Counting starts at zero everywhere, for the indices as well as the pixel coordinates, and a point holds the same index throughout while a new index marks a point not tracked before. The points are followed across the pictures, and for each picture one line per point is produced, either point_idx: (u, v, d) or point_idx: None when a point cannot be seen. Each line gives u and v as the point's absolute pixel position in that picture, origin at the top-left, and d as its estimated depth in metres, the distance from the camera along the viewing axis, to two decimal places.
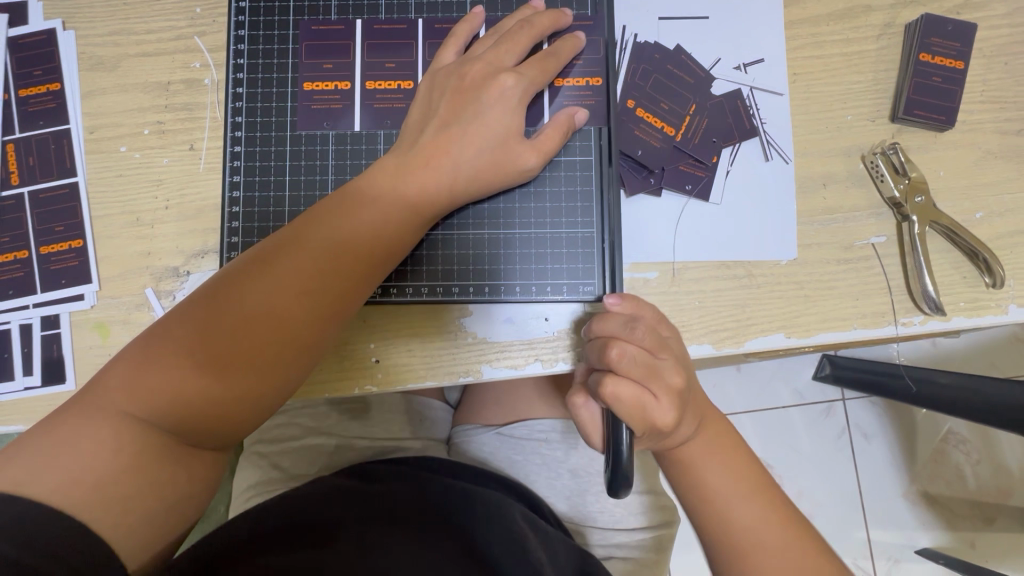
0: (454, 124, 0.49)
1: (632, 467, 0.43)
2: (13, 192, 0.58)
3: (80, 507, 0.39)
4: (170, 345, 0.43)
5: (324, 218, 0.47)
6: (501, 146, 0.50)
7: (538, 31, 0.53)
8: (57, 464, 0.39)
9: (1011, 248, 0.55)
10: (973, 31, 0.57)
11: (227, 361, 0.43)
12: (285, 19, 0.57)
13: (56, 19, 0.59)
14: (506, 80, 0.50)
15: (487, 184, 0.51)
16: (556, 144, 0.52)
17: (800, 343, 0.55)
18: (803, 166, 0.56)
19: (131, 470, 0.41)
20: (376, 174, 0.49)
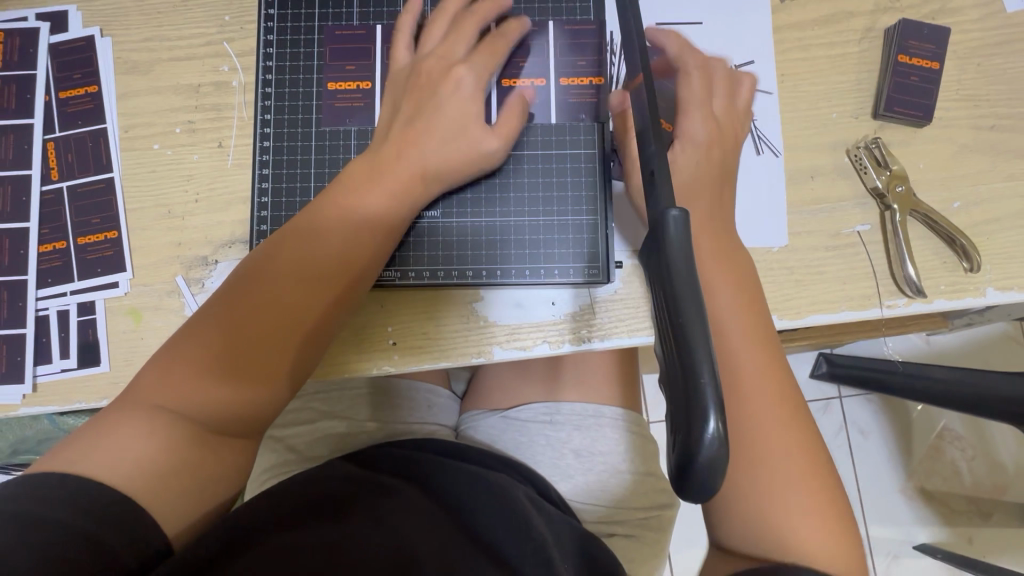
0: (419, 118, 0.53)
1: (723, 463, 0.28)
2: (52, 187, 0.61)
3: (127, 483, 0.43)
4: (187, 344, 0.48)
5: (311, 217, 0.52)
6: (463, 131, 0.54)
7: (481, 18, 0.57)
8: (104, 449, 0.44)
9: (988, 235, 0.59)
10: (947, 35, 0.61)
11: (235, 346, 0.47)
12: (310, 26, 0.62)
13: (95, 27, 0.63)
14: (459, 71, 0.54)
15: (465, 164, 0.54)
16: (515, 127, 0.56)
17: (792, 324, 0.58)
18: (791, 159, 0.60)
19: (170, 450, 0.45)
20: (352, 171, 0.54)
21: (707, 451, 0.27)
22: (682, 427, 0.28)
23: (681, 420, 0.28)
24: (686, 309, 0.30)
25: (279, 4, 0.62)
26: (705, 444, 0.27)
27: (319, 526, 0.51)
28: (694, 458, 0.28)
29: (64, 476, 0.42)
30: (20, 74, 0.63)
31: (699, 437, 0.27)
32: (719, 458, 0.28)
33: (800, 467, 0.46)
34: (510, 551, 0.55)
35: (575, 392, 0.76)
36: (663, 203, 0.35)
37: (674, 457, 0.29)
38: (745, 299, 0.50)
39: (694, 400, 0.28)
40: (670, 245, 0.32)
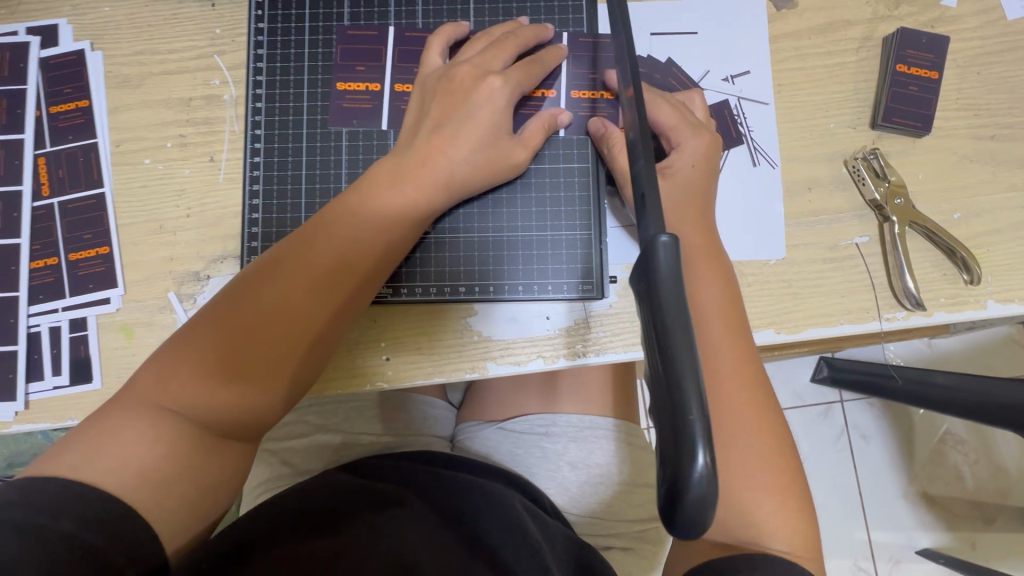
0: (447, 125, 0.52)
1: (710, 502, 0.28)
2: (43, 203, 0.61)
3: (126, 491, 0.42)
4: (193, 344, 0.46)
5: (329, 217, 0.50)
6: (491, 145, 0.53)
7: (522, 41, 0.57)
8: (105, 455, 0.43)
9: (988, 247, 0.58)
10: (946, 43, 0.61)
11: (247, 351, 0.46)
12: (300, 39, 0.61)
13: (85, 41, 0.63)
14: (493, 82, 0.54)
15: (483, 179, 0.54)
16: (541, 139, 0.56)
17: (789, 338, 0.57)
18: (788, 171, 0.60)
19: (171, 457, 0.44)
20: (375, 175, 0.52)
21: (695, 490, 0.27)
22: (670, 463, 0.28)
23: (671, 456, 0.28)
24: (674, 340, 0.30)
25: (268, 17, 0.62)
26: (694, 481, 0.27)
27: (313, 544, 0.51)
28: (684, 496, 0.27)
29: (63, 484, 0.41)
30: (10, 89, 0.62)
31: (689, 475, 0.27)
32: (708, 497, 0.27)
33: (779, 477, 0.47)
34: (509, 554, 0.54)
35: (571, 404, 0.75)
36: (651, 228, 0.35)
37: (663, 494, 0.28)
38: (727, 312, 0.50)
39: (682, 436, 0.27)
40: (659, 271, 0.32)
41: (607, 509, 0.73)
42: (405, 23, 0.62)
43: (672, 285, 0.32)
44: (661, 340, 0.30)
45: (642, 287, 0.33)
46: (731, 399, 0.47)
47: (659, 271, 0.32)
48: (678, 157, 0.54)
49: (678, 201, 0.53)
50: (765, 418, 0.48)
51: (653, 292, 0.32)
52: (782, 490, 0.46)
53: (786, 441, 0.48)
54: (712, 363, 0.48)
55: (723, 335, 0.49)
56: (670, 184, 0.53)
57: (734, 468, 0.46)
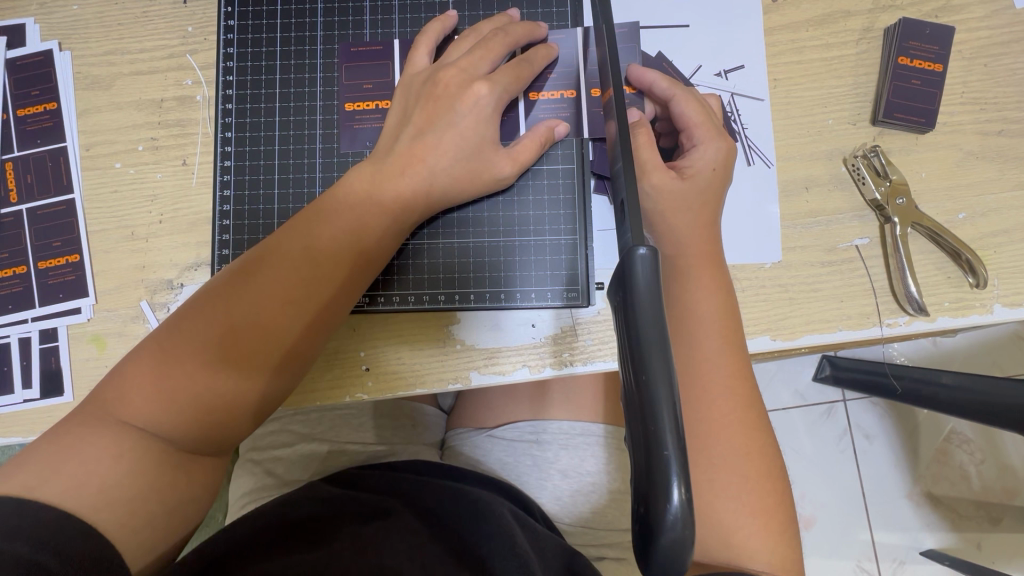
0: (429, 133, 0.50)
1: (687, 545, 0.27)
2: (12, 210, 0.59)
3: (86, 509, 0.40)
4: (160, 356, 0.44)
5: (305, 225, 0.48)
6: (475, 154, 0.51)
7: (512, 39, 0.53)
8: (65, 472, 0.40)
9: (995, 248, 0.55)
10: (951, 34, 0.58)
11: (212, 367, 0.44)
12: (272, 37, 0.59)
13: (52, 41, 0.61)
14: (480, 89, 0.50)
15: (465, 190, 0.51)
16: (534, 155, 0.53)
17: (786, 345, 0.55)
18: (785, 170, 0.57)
19: (135, 474, 0.42)
20: (353, 180, 0.50)
21: (671, 529, 0.27)
22: (646, 499, 0.28)
23: (647, 491, 0.28)
24: (651, 368, 0.28)
25: (239, 15, 0.59)
26: (670, 520, 0.27)
27: (291, 558, 0.48)
28: (659, 534, 0.27)
29: (20, 503, 0.39)
30: None
31: (664, 514, 0.27)
32: (683, 536, 0.27)
33: (762, 496, 0.45)
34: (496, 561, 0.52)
35: (562, 410, 0.73)
36: (631, 241, 0.33)
37: (639, 529, 0.28)
38: (724, 326, 0.48)
39: (659, 474, 0.27)
40: (636, 289, 0.30)
41: (599, 518, 0.70)
42: (380, 19, 0.59)
43: (651, 308, 0.30)
44: (638, 371, 0.29)
45: (619, 300, 0.31)
46: (714, 417, 0.46)
47: (637, 291, 0.30)
48: (698, 157, 0.52)
49: (679, 204, 0.50)
50: (749, 435, 0.46)
51: (630, 314, 0.30)
52: (765, 510, 0.45)
53: (770, 459, 0.47)
54: (701, 378, 0.47)
55: (717, 349, 0.48)
56: (688, 187, 0.51)
57: (717, 486, 0.45)
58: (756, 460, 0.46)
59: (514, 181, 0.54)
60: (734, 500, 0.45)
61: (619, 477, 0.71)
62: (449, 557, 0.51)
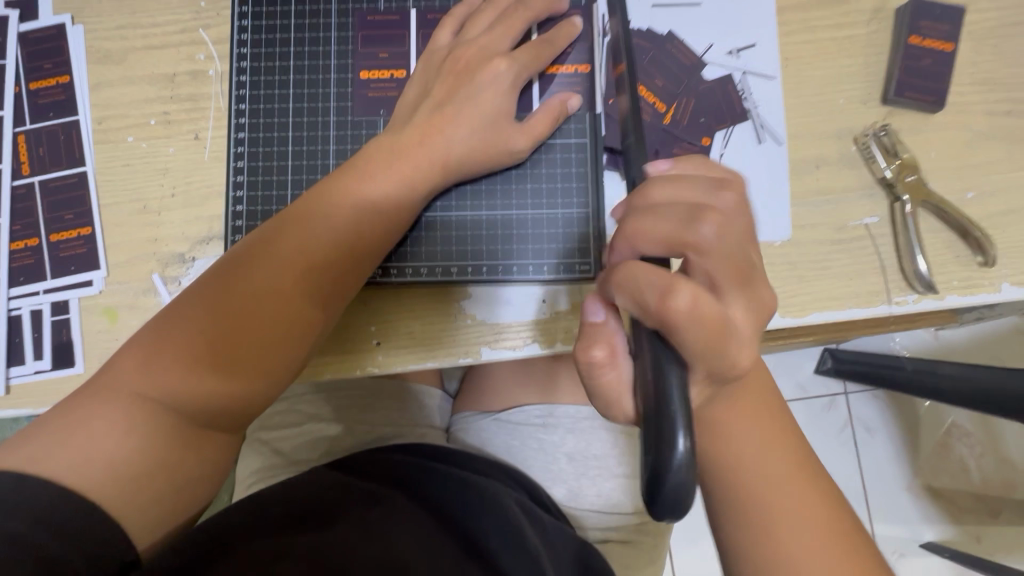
0: (448, 105, 0.50)
1: (691, 488, 0.28)
2: (23, 182, 0.59)
3: (92, 488, 0.40)
4: (181, 325, 0.44)
5: (321, 197, 0.48)
6: (493, 127, 0.51)
7: (532, 14, 0.54)
8: (76, 445, 0.40)
9: (1003, 228, 0.56)
10: (961, 15, 0.58)
11: (232, 335, 0.44)
12: (287, 10, 0.59)
13: (65, 15, 0.61)
14: (499, 64, 0.51)
15: (482, 163, 0.52)
16: (547, 127, 0.53)
17: (795, 322, 0.55)
18: (796, 148, 0.57)
19: (143, 453, 0.42)
20: (371, 153, 0.50)
21: (679, 471, 0.28)
22: (652, 440, 0.29)
23: (656, 437, 0.29)
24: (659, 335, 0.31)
25: None
26: (678, 465, 0.28)
27: (296, 536, 0.47)
28: (664, 479, 0.28)
29: (21, 481, 0.38)
30: None
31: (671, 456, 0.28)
32: (687, 480, 0.28)
33: (798, 463, 0.42)
34: (502, 556, 0.51)
35: (570, 393, 0.73)
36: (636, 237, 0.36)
37: (646, 471, 0.29)
38: None
39: (668, 418, 0.28)
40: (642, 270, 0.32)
41: (603, 500, 0.71)
42: None
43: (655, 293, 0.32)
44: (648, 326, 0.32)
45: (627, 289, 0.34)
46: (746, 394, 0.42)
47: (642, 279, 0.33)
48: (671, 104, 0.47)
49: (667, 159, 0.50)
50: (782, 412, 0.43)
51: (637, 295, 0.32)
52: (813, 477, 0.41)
53: None
54: None
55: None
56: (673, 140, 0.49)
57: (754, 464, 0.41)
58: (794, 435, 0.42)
59: (528, 155, 0.55)
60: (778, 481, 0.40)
61: (625, 461, 0.71)
62: (454, 548, 0.51)
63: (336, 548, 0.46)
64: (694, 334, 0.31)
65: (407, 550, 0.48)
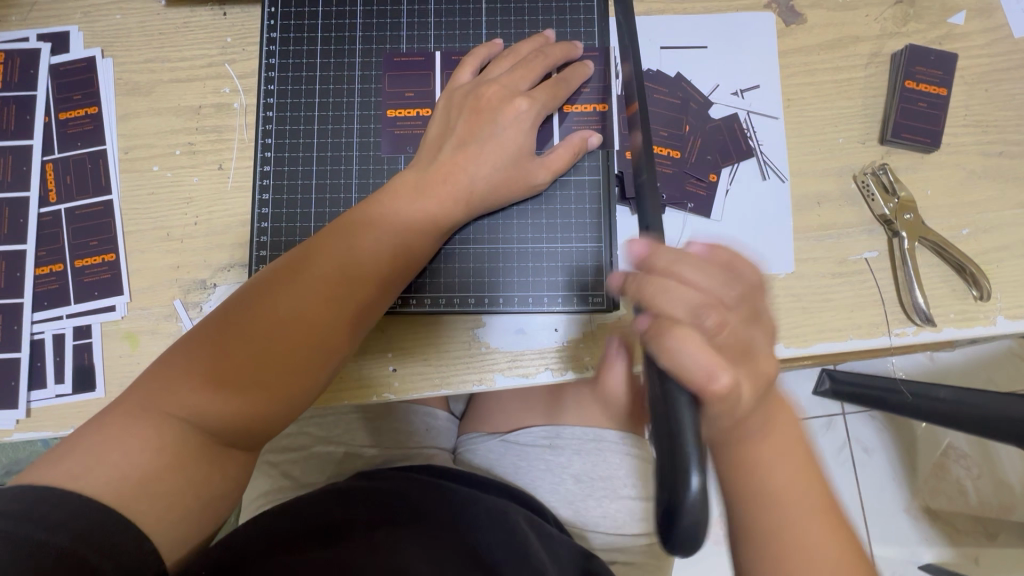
0: (470, 142, 0.52)
1: (700, 529, 0.29)
2: (50, 209, 0.61)
3: (124, 503, 0.40)
4: (211, 349, 0.45)
5: (349, 228, 0.50)
6: (512, 163, 0.53)
7: (550, 61, 0.57)
8: (109, 461, 0.41)
9: (997, 264, 0.58)
10: (954, 61, 0.61)
11: (261, 360, 0.45)
12: (312, 48, 0.61)
13: (95, 48, 0.63)
14: (520, 104, 0.53)
15: (500, 197, 0.54)
16: (566, 163, 0.55)
17: (798, 352, 0.57)
18: (798, 185, 0.60)
19: (173, 468, 0.42)
20: (396, 186, 0.52)
21: (689, 512, 0.29)
22: (666, 483, 0.30)
23: (669, 476, 0.30)
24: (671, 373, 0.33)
25: (280, 27, 0.62)
26: (688, 511, 0.29)
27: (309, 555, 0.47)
28: (678, 517, 0.29)
29: (59, 494, 0.39)
30: (19, 95, 0.62)
31: (683, 497, 0.29)
32: (699, 518, 0.29)
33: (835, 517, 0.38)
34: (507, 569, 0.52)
35: (575, 416, 0.74)
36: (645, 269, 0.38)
37: (659, 513, 0.30)
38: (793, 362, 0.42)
39: (679, 462, 0.30)
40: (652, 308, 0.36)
41: (608, 522, 0.72)
42: (416, 34, 0.61)
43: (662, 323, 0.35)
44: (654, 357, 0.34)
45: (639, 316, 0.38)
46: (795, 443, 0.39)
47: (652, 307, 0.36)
48: None
49: None
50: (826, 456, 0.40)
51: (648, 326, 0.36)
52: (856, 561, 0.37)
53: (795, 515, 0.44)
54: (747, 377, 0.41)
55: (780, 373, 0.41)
56: None
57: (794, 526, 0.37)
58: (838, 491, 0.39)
59: (545, 188, 0.57)
60: (814, 539, 0.37)
61: (633, 483, 0.72)
62: (462, 559, 0.51)
63: (347, 567, 0.46)
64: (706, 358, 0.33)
65: (416, 562, 0.49)
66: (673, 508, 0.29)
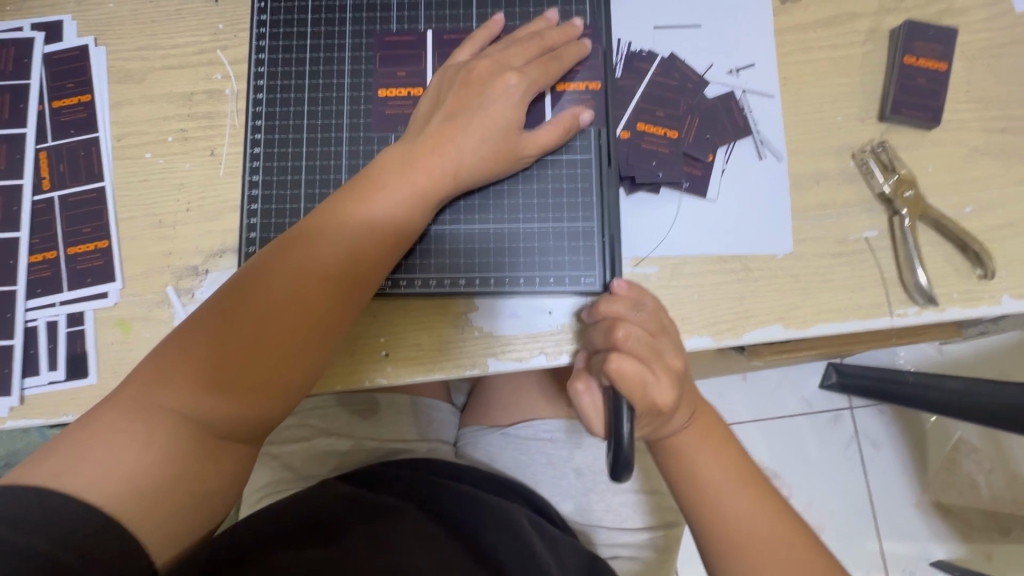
0: (461, 117, 0.52)
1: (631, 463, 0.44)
2: (43, 196, 0.61)
3: (113, 502, 0.40)
4: (205, 333, 0.45)
5: (337, 206, 0.49)
6: (504, 137, 0.53)
7: (547, 44, 0.56)
8: (98, 459, 0.41)
9: (1002, 242, 0.57)
10: (954, 35, 0.60)
11: (257, 342, 0.45)
12: (303, 31, 0.61)
13: (89, 37, 0.63)
14: (510, 78, 0.53)
15: (493, 171, 0.54)
16: (555, 140, 0.55)
17: (798, 334, 0.56)
18: (795, 164, 0.59)
19: (164, 464, 0.42)
20: (384, 163, 0.51)
21: (622, 454, 0.44)
22: (612, 434, 0.45)
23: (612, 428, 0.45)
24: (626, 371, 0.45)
25: (271, 11, 0.61)
26: (621, 452, 0.44)
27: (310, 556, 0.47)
28: (616, 457, 0.44)
29: (46, 493, 0.39)
30: (14, 84, 0.62)
31: (618, 443, 0.44)
32: (628, 459, 0.44)
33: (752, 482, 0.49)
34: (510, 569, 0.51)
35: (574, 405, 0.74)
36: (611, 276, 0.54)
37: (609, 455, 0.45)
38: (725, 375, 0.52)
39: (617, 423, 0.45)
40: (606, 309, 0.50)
41: (610, 516, 0.70)
42: (407, 15, 0.61)
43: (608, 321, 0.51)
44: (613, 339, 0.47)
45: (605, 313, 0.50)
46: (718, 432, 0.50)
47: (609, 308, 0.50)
48: None
49: None
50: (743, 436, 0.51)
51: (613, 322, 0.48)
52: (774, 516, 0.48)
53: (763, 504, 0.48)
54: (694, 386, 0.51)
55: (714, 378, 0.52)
56: None
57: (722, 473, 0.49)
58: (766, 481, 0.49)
59: (532, 162, 0.56)
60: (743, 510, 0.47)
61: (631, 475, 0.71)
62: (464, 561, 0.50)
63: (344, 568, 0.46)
64: (624, 385, 0.45)
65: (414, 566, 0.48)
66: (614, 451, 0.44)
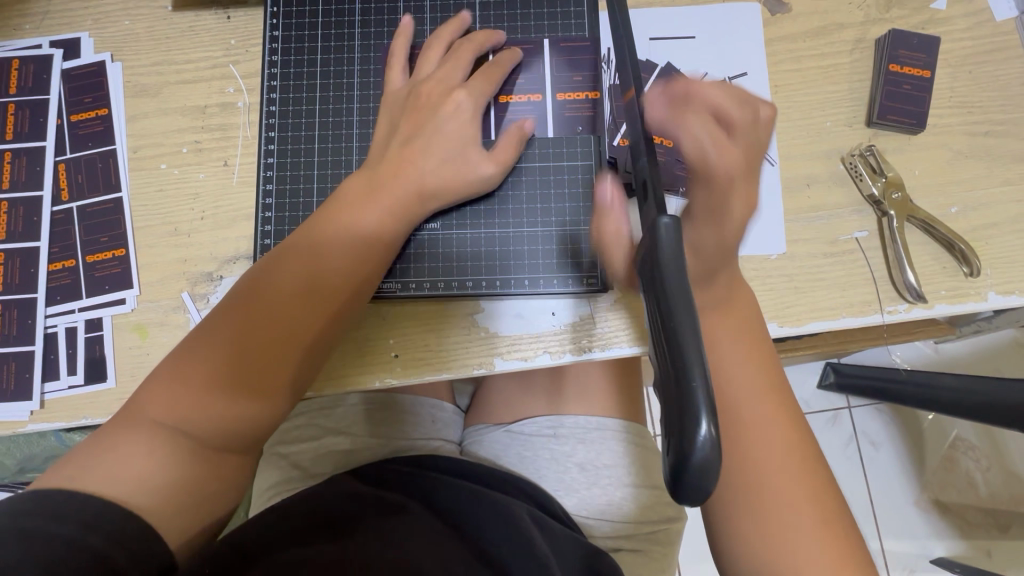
0: (416, 138, 0.54)
1: (710, 467, 0.30)
2: (63, 207, 0.63)
3: (130, 495, 0.42)
4: (195, 354, 0.47)
5: (312, 230, 0.51)
6: (461, 154, 0.55)
7: (476, 46, 0.59)
8: (110, 460, 0.43)
9: (988, 240, 0.59)
10: (937, 44, 0.62)
11: (237, 356, 0.47)
12: (313, 46, 0.64)
13: (105, 53, 0.65)
14: (459, 96, 0.56)
15: (458, 188, 0.55)
16: (514, 151, 0.57)
17: (793, 331, 0.58)
18: (788, 168, 0.61)
19: (175, 459, 0.44)
20: (352, 187, 0.54)
21: (699, 455, 0.29)
22: (675, 427, 0.30)
23: (679, 424, 0.30)
24: (680, 318, 0.32)
25: (282, 27, 0.64)
26: (694, 454, 0.29)
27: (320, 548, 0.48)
28: (688, 461, 0.30)
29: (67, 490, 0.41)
30: (33, 99, 0.65)
31: (693, 442, 0.29)
32: (710, 460, 0.29)
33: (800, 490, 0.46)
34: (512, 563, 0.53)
35: (577, 404, 0.76)
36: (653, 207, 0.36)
37: (669, 461, 0.31)
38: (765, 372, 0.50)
39: (688, 408, 0.30)
40: (660, 250, 0.34)
41: (612, 509, 0.72)
42: (413, 29, 0.64)
43: (673, 265, 0.34)
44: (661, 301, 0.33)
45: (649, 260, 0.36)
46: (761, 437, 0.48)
47: (662, 254, 0.34)
48: None
49: None
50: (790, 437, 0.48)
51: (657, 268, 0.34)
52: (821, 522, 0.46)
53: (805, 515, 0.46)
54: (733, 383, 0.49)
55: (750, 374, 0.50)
56: None
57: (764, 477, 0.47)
58: (806, 480, 0.47)
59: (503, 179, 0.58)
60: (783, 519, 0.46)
61: (632, 471, 0.73)
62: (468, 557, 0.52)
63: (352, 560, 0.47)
64: None
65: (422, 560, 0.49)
66: (682, 454, 0.30)
